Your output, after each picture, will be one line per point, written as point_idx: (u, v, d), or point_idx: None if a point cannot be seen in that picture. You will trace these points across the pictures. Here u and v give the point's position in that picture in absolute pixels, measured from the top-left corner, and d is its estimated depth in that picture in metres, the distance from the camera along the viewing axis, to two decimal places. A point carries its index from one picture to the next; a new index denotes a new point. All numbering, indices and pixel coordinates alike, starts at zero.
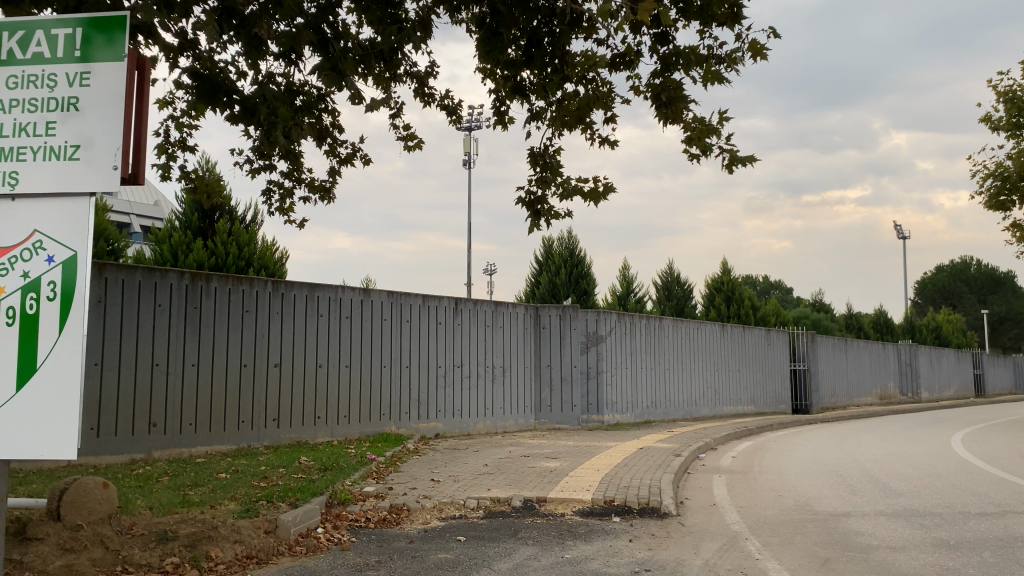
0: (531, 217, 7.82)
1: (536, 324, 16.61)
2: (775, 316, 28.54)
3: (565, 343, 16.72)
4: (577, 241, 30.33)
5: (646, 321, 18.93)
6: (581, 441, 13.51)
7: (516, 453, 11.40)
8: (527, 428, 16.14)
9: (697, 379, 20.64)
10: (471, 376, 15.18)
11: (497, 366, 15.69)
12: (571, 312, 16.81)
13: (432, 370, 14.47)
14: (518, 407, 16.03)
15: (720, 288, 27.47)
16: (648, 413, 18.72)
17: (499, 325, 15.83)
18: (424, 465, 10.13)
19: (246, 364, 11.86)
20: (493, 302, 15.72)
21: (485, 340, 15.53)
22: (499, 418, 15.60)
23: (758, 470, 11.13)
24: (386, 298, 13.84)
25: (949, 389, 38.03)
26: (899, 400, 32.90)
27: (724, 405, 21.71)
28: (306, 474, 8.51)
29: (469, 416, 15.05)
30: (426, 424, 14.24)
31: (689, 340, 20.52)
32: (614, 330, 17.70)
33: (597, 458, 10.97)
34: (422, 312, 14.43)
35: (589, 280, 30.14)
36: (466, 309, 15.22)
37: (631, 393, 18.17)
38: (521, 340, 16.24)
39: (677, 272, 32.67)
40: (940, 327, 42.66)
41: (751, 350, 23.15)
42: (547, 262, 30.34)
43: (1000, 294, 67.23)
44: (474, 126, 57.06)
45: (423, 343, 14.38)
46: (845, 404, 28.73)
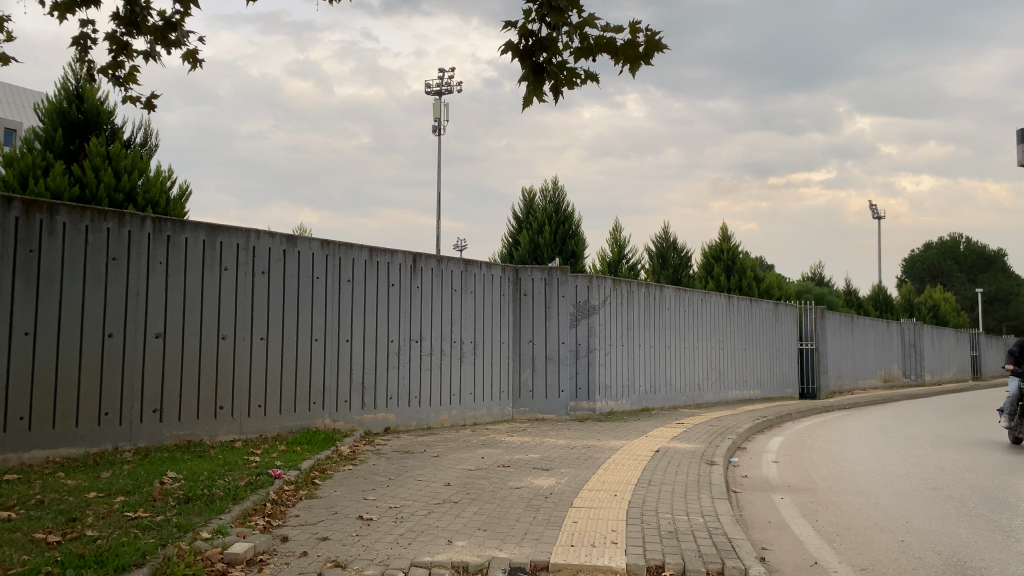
0: (527, 79, 4.61)
1: (515, 289, 13.34)
2: (779, 288, 25.62)
3: (551, 315, 13.48)
4: (563, 195, 27.13)
5: (645, 289, 15.75)
6: (576, 440, 10.29)
7: (492, 463, 8.14)
8: (502, 419, 12.93)
9: (700, 359, 17.55)
10: (432, 355, 11.88)
11: (466, 342, 12.41)
12: (560, 276, 13.56)
13: (382, 345, 11.15)
14: (490, 393, 12.77)
15: (720, 257, 24.52)
16: (646, 400, 15.59)
17: (469, 291, 12.53)
18: (355, 486, 6.82)
19: (113, 334, 8.42)
20: (462, 261, 12.40)
21: (452, 308, 12.22)
22: (468, 407, 12.36)
23: (830, 488, 8.02)
24: (319, 249, 10.43)
25: (951, 372, 35.55)
26: (903, 384, 30.23)
27: (729, 389, 18.68)
28: (150, 510, 5.18)
29: (430, 405, 11.76)
30: (373, 416, 10.93)
31: (693, 313, 17.41)
32: (609, 299, 14.51)
33: (606, 470, 7.77)
34: (371, 270, 11.05)
35: (577, 241, 26.92)
36: (427, 269, 11.87)
37: (627, 375, 15.01)
38: (496, 310, 12.97)
39: (674, 238, 29.67)
40: (938, 305, 40.37)
41: (759, 326, 20.13)
42: (530, 219, 27.09)
43: (989, 274, 65.24)
44: (447, 90, 53.54)
45: (370, 312, 11.02)
46: (852, 387, 25.97)
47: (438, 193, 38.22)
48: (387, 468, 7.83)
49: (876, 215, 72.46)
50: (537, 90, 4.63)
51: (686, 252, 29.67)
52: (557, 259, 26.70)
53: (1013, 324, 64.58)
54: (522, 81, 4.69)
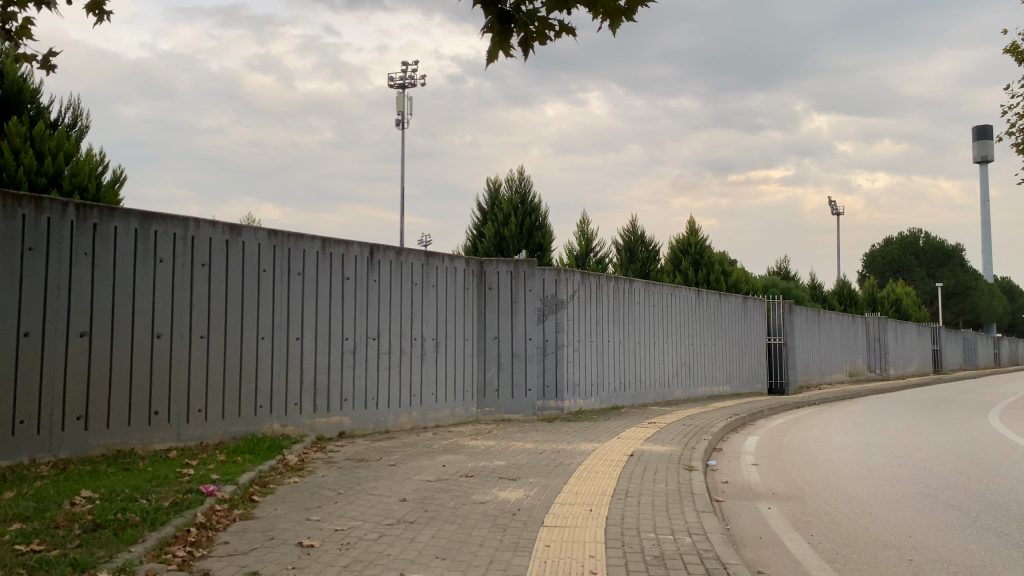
0: (492, 30, 4.06)
1: (479, 283, 12.63)
2: (747, 283, 25.27)
3: (518, 310, 12.78)
4: (529, 184, 26.50)
5: (614, 283, 15.14)
6: (544, 444, 9.63)
7: (454, 473, 7.44)
8: (466, 420, 12.23)
9: (670, 355, 17.01)
10: (391, 353, 11.12)
11: (427, 339, 11.68)
12: (527, 269, 12.88)
13: (336, 343, 10.37)
14: (453, 393, 12.05)
15: (687, 251, 24.10)
16: (615, 397, 15.00)
17: (430, 285, 11.79)
18: (299, 504, 6.06)
19: (30, 333, 7.54)
20: (423, 253, 11.65)
21: (412, 303, 11.47)
22: (429, 408, 11.63)
23: (819, 495, 7.45)
24: (265, 240, 9.61)
25: (914, 366, 35.66)
26: (869, 378, 30.15)
27: (698, 386, 18.18)
28: (47, 542, 4.40)
29: (388, 407, 11.01)
30: (326, 420, 10.16)
31: (663, 308, 16.86)
32: (577, 294, 13.88)
33: (579, 478, 7.11)
34: (323, 262, 10.25)
35: (543, 232, 26.29)
36: (386, 261, 11.10)
37: (595, 373, 14.40)
38: (459, 305, 12.25)
39: (641, 232, 29.22)
40: (900, 300, 40.57)
41: (728, 321, 19.67)
42: (495, 210, 26.40)
43: (948, 269, 66.01)
44: (409, 84, 52.55)
45: (323, 308, 10.23)
46: (819, 382, 25.71)
47: (400, 185, 37.36)
48: (336, 480, 7.08)
49: (837, 211, 73.22)
50: (503, 44, 4.10)
51: (653, 246, 29.25)
52: (523, 251, 26.07)
53: (970, 318, 65.49)
54: (486, 32, 4.17)
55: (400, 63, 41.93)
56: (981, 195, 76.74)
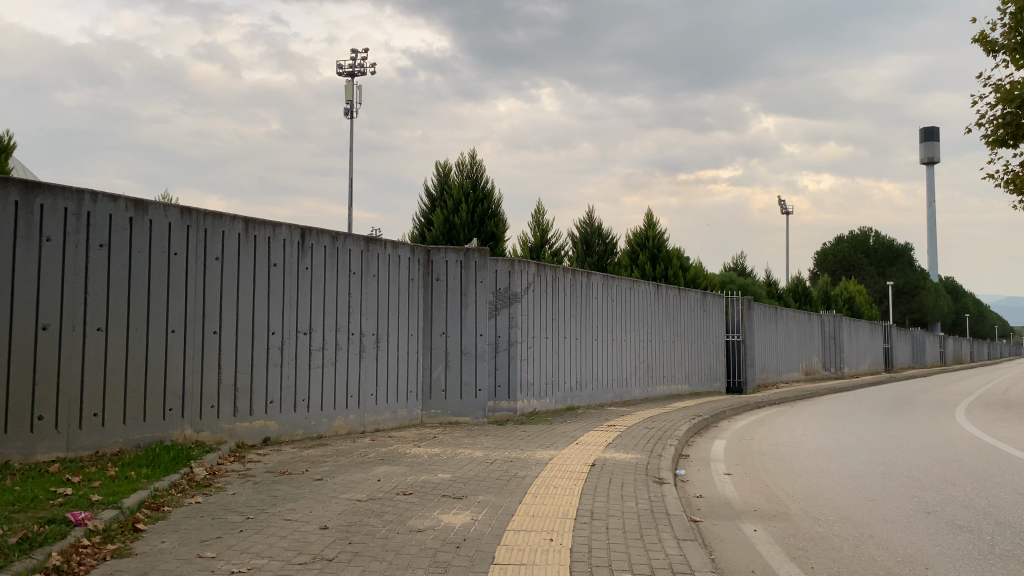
0: None
1: (426, 273, 11.55)
2: (704, 277, 24.62)
3: (467, 304, 11.73)
4: (481, 170, 25.58)
5: (571, 276, 14.19)
6: (496, 452, 8.60)
7: (390, 489, 6.37)
8: (409, 423, 11.15)
9: (628, 352, 16.13)
10: (325, 349, 9.98)
11: (366, 334, 10.56)
12: (477, 258, 11.84)
13: (261, 339, 9.20)
14: (395, 394, 10.95)
15: (645, 245, 23.36)
16: (570, 397, 14.06)
17: (371, 274, 10.67)
18: (194, 534, 4.94)
19: None
20: (363, 239, 10.53)
21: (349, 294, 10.35)
22: (368, 411, 10.53)
23: (806, 512, 6.56)
24: (178, 219, 8.41)
25: (866, 364, 35.54)
26: (824, 376, 29.81)
27: (656, 385, 17.35)
28: None
29: (321, 410, 9.87)
30: (249, 426, 9.00)
31: (621, 303, 15.97)
32: (531, 286, 12.89)
33: (535, 497, 6.10)
34: (246, 246, 9.08)
35: (497, 220, 25.32)
36: (319, 247, 9.96)
37: (550, 371, 13.42)
38: (403, 297, 11.16)
39: (598, 224, 28.47)
40: (853, 298, 40.53)
41: (687, 317, 18.89)
42: (445, 197, 25.32)
43: (896, 267, 66.69)
44: (359, 72, 51.00)
45: (245, 297, 9.05)
46: (776, 381, 25.15)
47: (348, 174, 35.99)
48: (248, 500, 5.96)
49: (787, 210, 73.68)
50: None
51: (610, 239, 28.50)
52: (474, 241, 25.03)
53: (916, 317, 66.36)
54: None
55: (349, 52, 40.41)
56: (928, 196, 77.92)
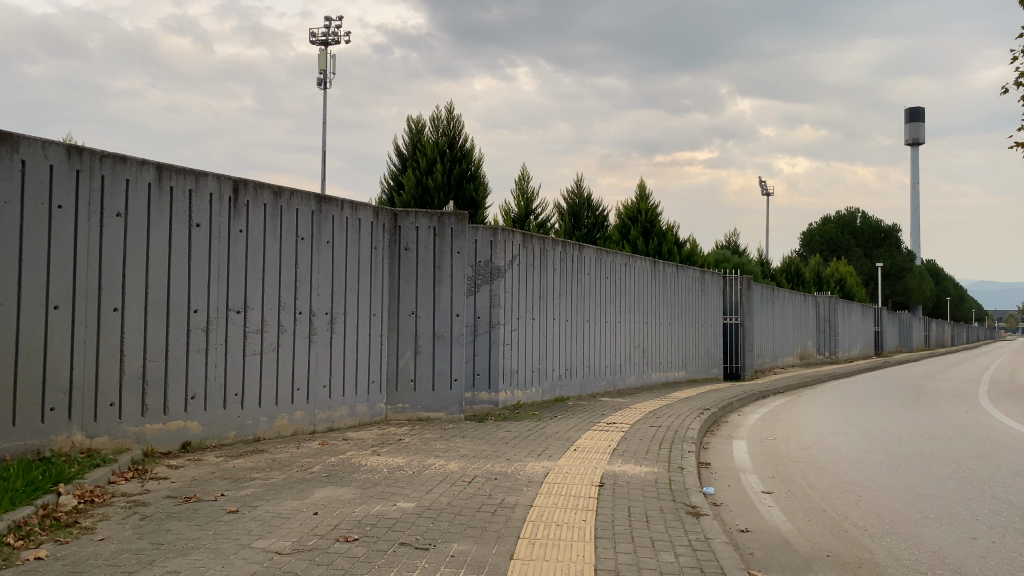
0: None
1: (392, 242, 9.67)
2: (699, 254, 22.98)
3: (441, 279, 9.85)
4: (459, 125, 23.78)
5: (561, 249, 12.37)
6: (475, 464, 6.78)
7: (327, 533, 4.51)
8: (370, 420, 9.29)
9: (622, 336, 14.37)
10: (264, 332, 8.09)
11: (316, 313, 8.67)
12: (454, 225, 9.95)
13: (180, 318, 7.29)
14: (353, 385, 9.09)
15: (636, 219, 21.83)
16: (559, 387, 12.28)
17: (324, 241, 8.77)
18: None
19: None
20: (314, 197, 8.62)
21: (296, 265, 8.45)
22: (320, 407, 8.67)
23: (901, 561, 4.79)
24: (63, 161, 6.45)
25: (858, 347, 34.22)
26: (818, 361, 28.35)
27: (652, 371, 15.63)
28: None
29: (258, 406, 7.99)
30: (163, 428, 7.10)
31: (616, 281, 14.19)
32: (515, 260, 11.06)
33: (534, 549, 4.28)
34: (159, 200, 7.15)
35: (475, 179, 23.50)
36: (257, 205, 8.04)
37: (536, 358, 11.62)
38: (363, 270, 9.28)
39: (588, 195, 26.81)
40: (843, 280, 39.23)
41: (685, 298, 17.17)
42: (418, 156, 23.42)
43: (882, 249, 65.70)
44: (333, 40, 48.54)
45: (158, 265, 7.12)
46: (771, 365, 23.58)
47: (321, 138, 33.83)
48: (115, 554, 4.08)
49: (768, 190, 72.45)
50: None
51: (600, 210, 26.84)
52: (452, 204, 23.11)
53: (900, 299, 65.49)
54: None
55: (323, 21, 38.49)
56: (913, 178, 76.89)
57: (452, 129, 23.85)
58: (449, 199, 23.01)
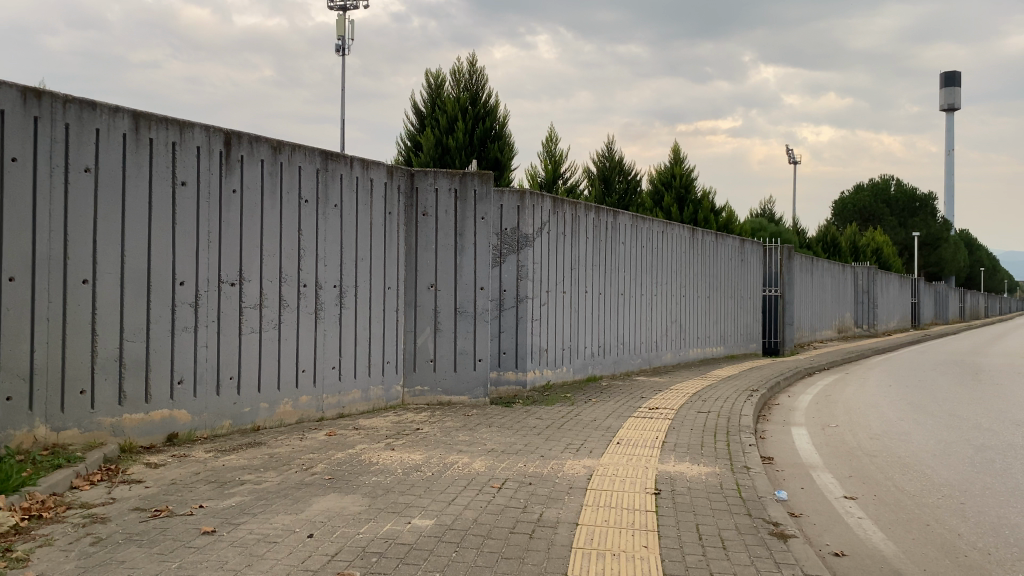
0: None
1: (408, 206, 8.62)
2: (735, 222, 21.83)
3: (464, 247, 8.81)
4: (486, 81, 22.69)
5: (594, 214, 11.27)
6: (505, 462, 5.78)
7: (321, 569, 3.50)
8: (385, 405, 8.32)
9: (658, 309, 13.29)
10: (263, 307, 7.10)
11: (323, 286, 7.67)
12: (478, 187, 8.88)
13: (163, 291, 6.32)
14: (364, 366, 8.11)
15: (670, 184, 20.79)
16: (592, 366, 11.25)
17: (331, 205, 7.74)
18: None
19: None
20: (319, 153, 7.58)
21: (300, 231, 7.43)
22: (328, 392, 7.70)
23: None
24: (18, 106, 5.45)
25: (896, 319, 32.92)
26: (856, 334, 27.15)
27: (689, 347, 14.57)
28: None
29: (257, 391, 7.03)
30: (145, 418, 6.16)
31: (652, 250, 13.09)
32: (545, 226, 10.00)
33: None
34: (136, 153, 6.14)
35: (500, 139, 22.41)
36: (253, 162, 7.01)
37: (567, 334, 10.58)
38: (376, 236, 8.25)
39: (620, 159, 25.71)
40: (880, 250, 37.83)
41: (723, 268, 16.04)
42: (439, 114, 22.38)
43: (916, 218, 63.87)
44: (352, 5, 47.13)
45: (135, 230, 6.13)
46: (810, 339, 22.44)
47: (341, 103, 32.71)
48: None
49: (797, 159, 70.53)
50: None
51: (632, 175, 25.74)
52: (476, 164, 22.00)
53: (933, 270, 63.73)
54: None
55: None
56: (947, 145, 74.69)
57: (474, 83, 22.85)
58: (472, 159, 21.93)
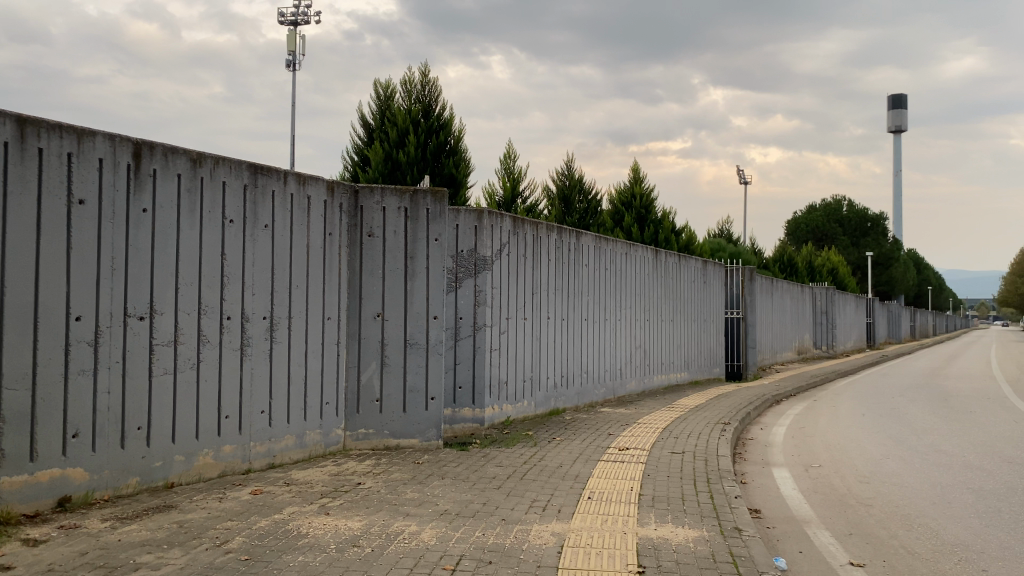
0: None
1: (351, 227, 7.74)
2: (697, 244, 21.34)
3: (415, 272, 7.94)
4: (439, 92, 21.91)
5: (555, 236, 10.50)
6: (458, 530, 4.90)
7: None
8: (324, 452, 7.39)
9: (623, 335, 12.56)
10: (179, 343, 6.15)
11: (252, 318, 6.74)
12: (430, 206, 8.02)
13: (54, 327, 5.34)
14: (300, 407, 7.18)
15: (630, 204, 20.24)
16: (554, 399, 10.44)
17: (261, 225, 6.83)
18: None
19: None
20: (247, 167, 6.68)
21: (224, 256, 6.50)
22: (257, 439, 6.75)
23: None
24: None
25: (853, 340, 32.81)
26: (816, 355, 26.81)
27: (654, 374, 13.85)
28: None
29: (171, 442, 6.07)
30: (29, 481, 5.16)
31: (616, 273, 12.36)
32: (504, 249, 9.19)
33: None
34: (21, 165, 5.18)
35: (454, 152, 21.61)
36: (168, 176, 6.08)
37: (528, 365, 9.75)
38: (314, 261, 7.35)
39: (580, 177, 25.12)
40: (836, 271, 37.85)
41: (687, 291, 15.40)
42: (389, 127, 21.51)
43: (868, 238, 64.67)
44: (303, 21, 46.08)
45: (19, 256, 5.16)
46: (772, 362, 21.96)
47: (291, 116, 31.62)
48: None
49: (749, 180, 71.03)
50: None
51: (593, 194, 25.14)
52: (428, 179, 21.15)
53: (884, 289, 64.50)
54: None
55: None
56: (896, 166, 76.00)
57: (427, 94, 22.05)
58: (424, 172, 21.06)
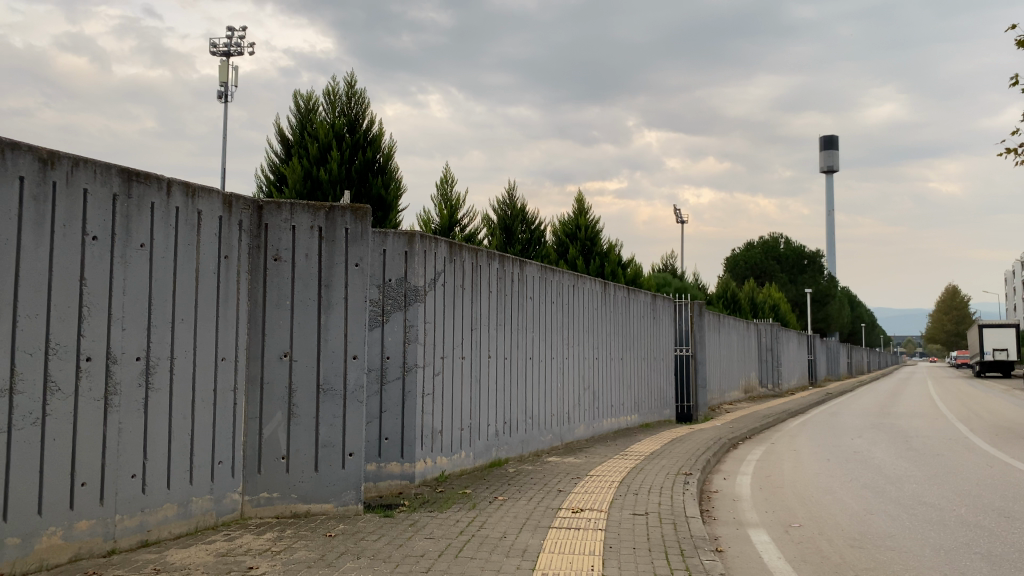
0: None
1: (252, 249, 6.48)
2: (644, 279, 20.54)
3: (331, 304, 6.71)
4: (367, 104, 20.82)
5: (496, 264, 9.38)
6: None
7: None
8: (214, 522, 6.04)
9: (570, 375, 11.44)
10: (17, 393, 4.78)
11: (121, 359, 5.41)
12: (349, 225, 6.82)
13: None
14: (183, 468, 5.84)
15: (575, 235, 19.34)
16: (495, 449, 9.24)
17: (135, 244, 5.53)
18: None
19: None
20: (116, 172, 5.40)
21: (83, 281, 5.18)
22: (124, 511, 5.38)
23: None
24: None
25: (797, 377, 32.43)
26: (762, 393, 26.15)
27: (603, 417, 12.76)
28: None
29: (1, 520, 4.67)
30: None
31: (562, 306, 11.28)
32: (438, 278, 8.01)
33: None
34: None
35: (379, 167, 20.49)
36: (5, 179, 4.77)
37: (466, 411, 8.54)
38: (205, 288, 6.06)
39: (523, 205, 24.16)
40: (778, 308, 37.68)
41: (637, 327, 14.42)
42: (308, 140, 20.24)
43: (805, 276, 65.43)
44: (236, 51, 44.53)
45: None
46: (720, 401, 21.13)
47: (220, 143, 30.07)
48: None
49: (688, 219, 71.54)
50: None
51: (536, 224, 24.24)
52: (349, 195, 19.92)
53: (820, 327, 65.15)
54: None
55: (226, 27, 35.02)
56: (829, 206, 77.60)
57: (352, 107, 20.89)
58: (345, 186, 19.85)
